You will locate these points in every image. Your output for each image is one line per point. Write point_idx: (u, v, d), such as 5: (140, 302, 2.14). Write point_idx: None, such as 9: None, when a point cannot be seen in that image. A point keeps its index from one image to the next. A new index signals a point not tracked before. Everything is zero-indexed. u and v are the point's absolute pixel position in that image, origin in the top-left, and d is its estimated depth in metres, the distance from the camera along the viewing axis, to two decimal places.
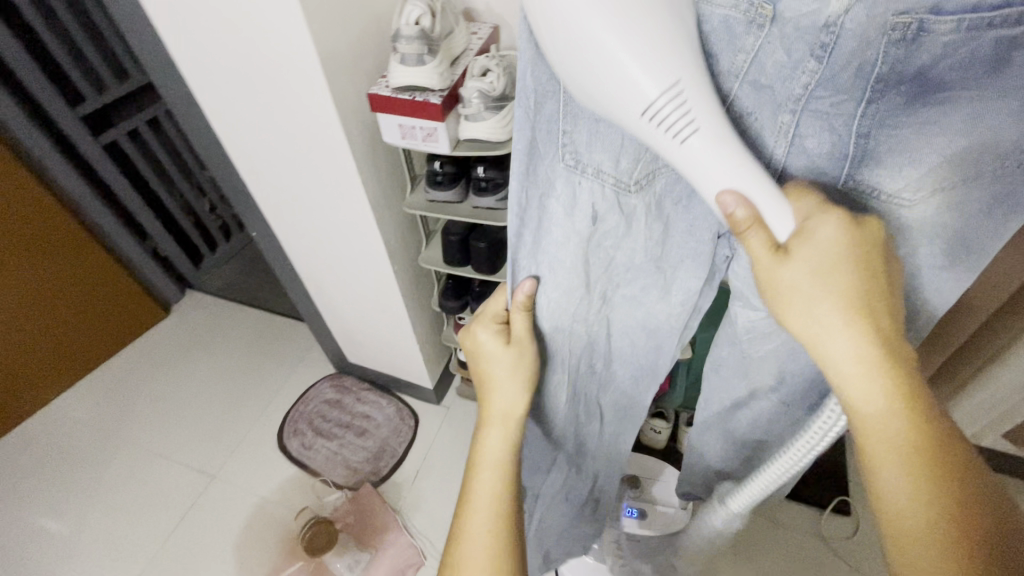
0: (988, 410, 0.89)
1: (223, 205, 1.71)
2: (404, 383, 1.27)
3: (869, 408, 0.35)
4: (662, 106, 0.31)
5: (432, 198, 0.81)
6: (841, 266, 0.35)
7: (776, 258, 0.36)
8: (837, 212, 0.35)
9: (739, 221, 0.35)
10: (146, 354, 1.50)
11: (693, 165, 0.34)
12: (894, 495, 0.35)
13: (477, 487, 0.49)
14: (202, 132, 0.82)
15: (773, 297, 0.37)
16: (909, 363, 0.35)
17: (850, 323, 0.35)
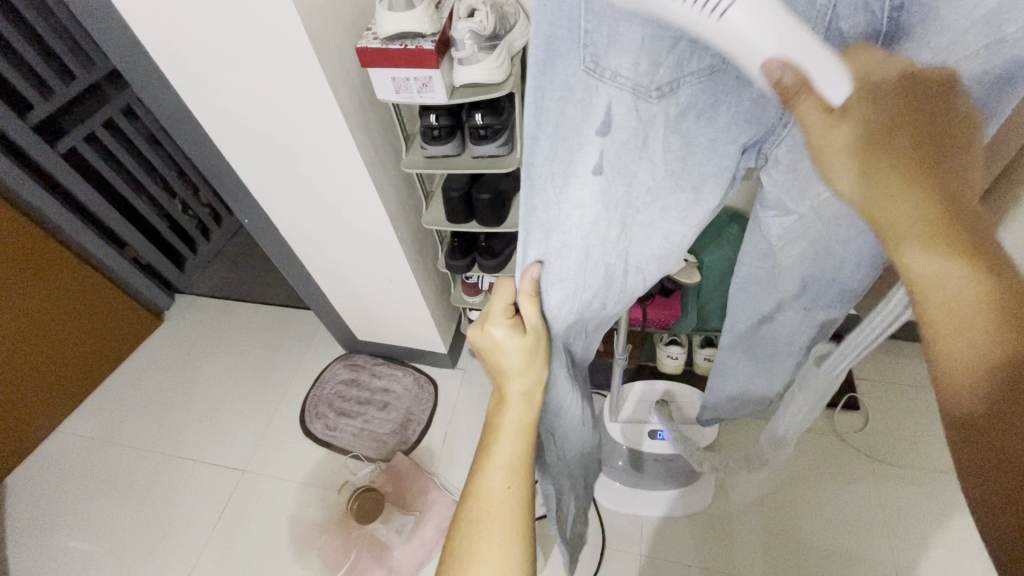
0: None
1: (197, 203, 1.67)
2: (418, 351, 1.29)
3: (942, 265, 0.33)
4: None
5: (430, 154, 0.79)
6: (896, 126, 0.33)
7: (827, 118, 0.33)
8: (889, 78, 0.33)
9: (785, 85, 0.31)
10: (154, 363, 1.49)
11: (733, 44, 0.29)
12: (965, 348, 0.33)
13: (495, 461, 0.52)
14: (180, 121, 0.79)
15: (823, 159, 0.35)
16: (977, 207, 0.33)
17: (913, 176, 0.33)
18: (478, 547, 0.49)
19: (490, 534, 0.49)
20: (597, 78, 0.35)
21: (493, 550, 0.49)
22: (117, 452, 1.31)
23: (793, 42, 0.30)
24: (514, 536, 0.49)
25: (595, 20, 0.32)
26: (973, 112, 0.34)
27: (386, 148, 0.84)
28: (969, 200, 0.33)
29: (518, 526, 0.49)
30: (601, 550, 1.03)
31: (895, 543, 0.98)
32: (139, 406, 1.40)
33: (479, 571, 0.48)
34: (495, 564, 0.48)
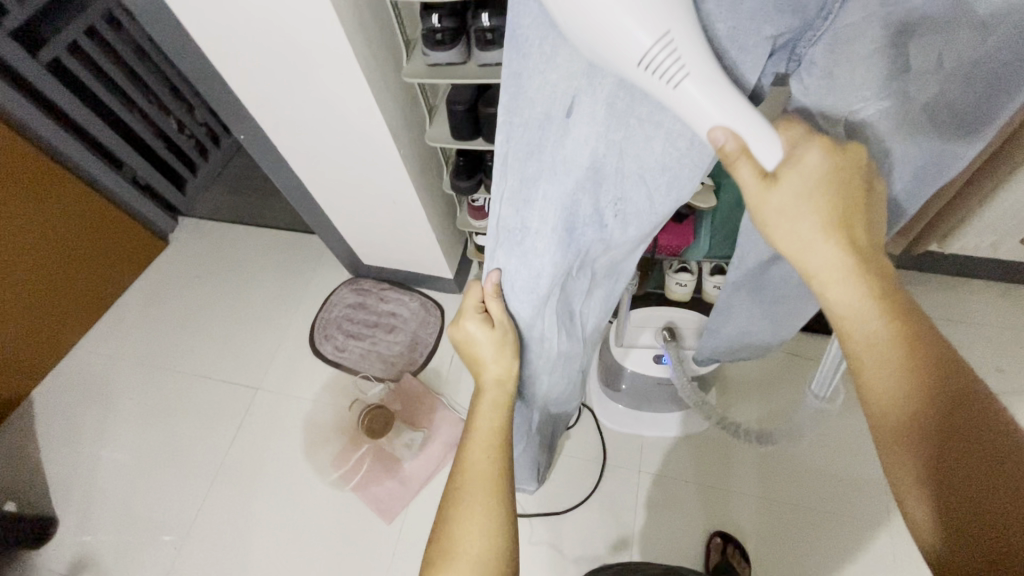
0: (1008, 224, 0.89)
1: (193, 122, 1.60)
2: (424, 276, 1.28)
3: (855, 315, 0.38)
4: (657, 54, 0.31)
5: (432, 62, 0.73)
6: (823, 190, 0.37)
7: (764, 184, 0.37)
8: (821, 140, 0.37)
9: (728, 152, 0.36)
10: (161, 287, 1.50)
11: (688, 107, 0.34)
12: (885, 391, 0.37)
13: (475, 429, 0.55)
14: (164, 25, 0.73)
15: (756, 218, 0.39)
16: (881, 277, 0.39)
17: (828, 231, 0.38)
18: (465, 500, 0.49)
19: (473, 498, 0.49)
20: None
21: (478, 506, 0.49)
22: (136, 370, 1.35)
23: (734, 110, 0.34)
24: (496, 489, 0.50)
25: None
26: (881, 197, 0.41)
27: (385, 56, 0.78)
28: (881, 260, 0.39)
29: (498, 482, 0.50)
30: (601, 466, 1.08)
31: None
32: (151, 326, 1.42)
33: (464, 522, 0.48)
34: (479, 513, 0.48)
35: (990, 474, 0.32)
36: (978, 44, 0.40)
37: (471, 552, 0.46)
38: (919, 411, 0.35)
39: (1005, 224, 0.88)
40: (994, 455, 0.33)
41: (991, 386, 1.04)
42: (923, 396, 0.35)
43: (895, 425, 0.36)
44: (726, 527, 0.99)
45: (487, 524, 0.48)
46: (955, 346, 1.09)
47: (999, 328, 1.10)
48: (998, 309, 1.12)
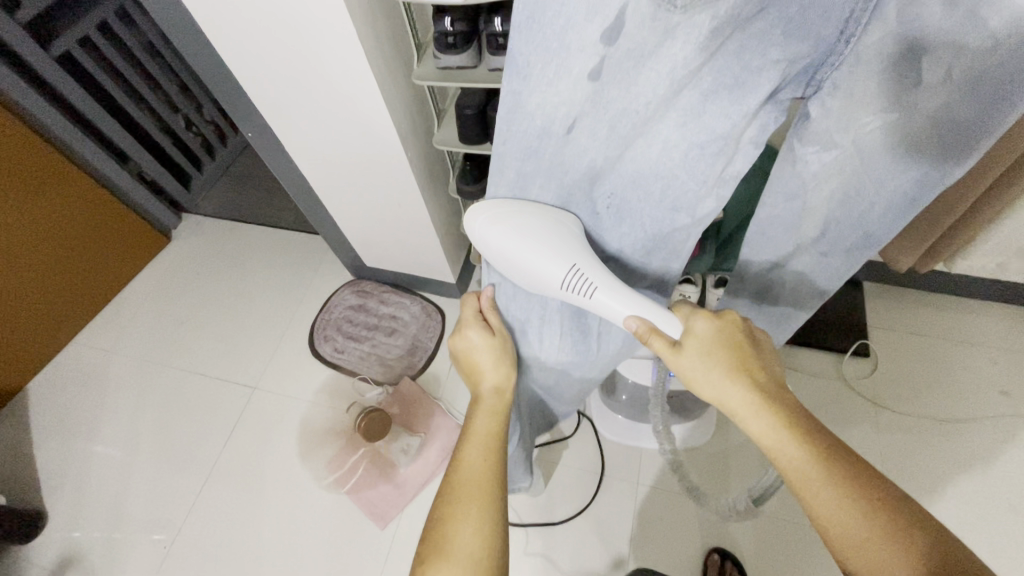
0: (1010, 245, 0.89)
1: (201, 118, 1.60)
2: (426, 280, 1.27)
3: (781, 449, 0.44)
4: (569, 278, 0.48)
5: (444, 65, 0.73)
6: (718, 348, 0.47)
7: (673, 351, 0.48)
8: (702, 312, 0.49)
9: (642, 333, 0.48)
10: (162, 283, 1.49)
11: (600, 309, 0.50)
12: (832, 516, 0.41)
13: (471, 434, 0.56)
14: (176, 20, 0.73)
15: (683, 377, 0.49)
16: (790, 407, 0.45)
17: (733, 376, 0.46)
18: (459, 500, 0.49)
19: (466, 502, 0.49)
20: None
21: (470, 510, 0.48)
22: (133, 366, 1.34)
23: (638, 305, 0.49)
24: (488, 488, 0.49)
25: None
26: (766, 341, 0.51)
27: (396, 57, 0.78)
28: (789, 397, 0.46)
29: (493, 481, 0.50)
30: (598, 478, 1.06)
31: None
32: (149, 322, 1.42)
33: (458, 523, 0.47)
34: (476, 511, 0.48)
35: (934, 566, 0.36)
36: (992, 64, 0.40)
37: (462, 552, 0.45)
38: (871, 534, 0.39)
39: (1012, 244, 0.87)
40: (928, 553, 0.37)
41: (992, 407, 1.03)
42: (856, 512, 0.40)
43: (845, 540, 0.40)
44: (723, 542, 0.98)
45: (483, 523, 0.47)
46: (957, 366, 1.08)
47: (1000, 349, 1.09)
48: (1001, 330, 1.11)
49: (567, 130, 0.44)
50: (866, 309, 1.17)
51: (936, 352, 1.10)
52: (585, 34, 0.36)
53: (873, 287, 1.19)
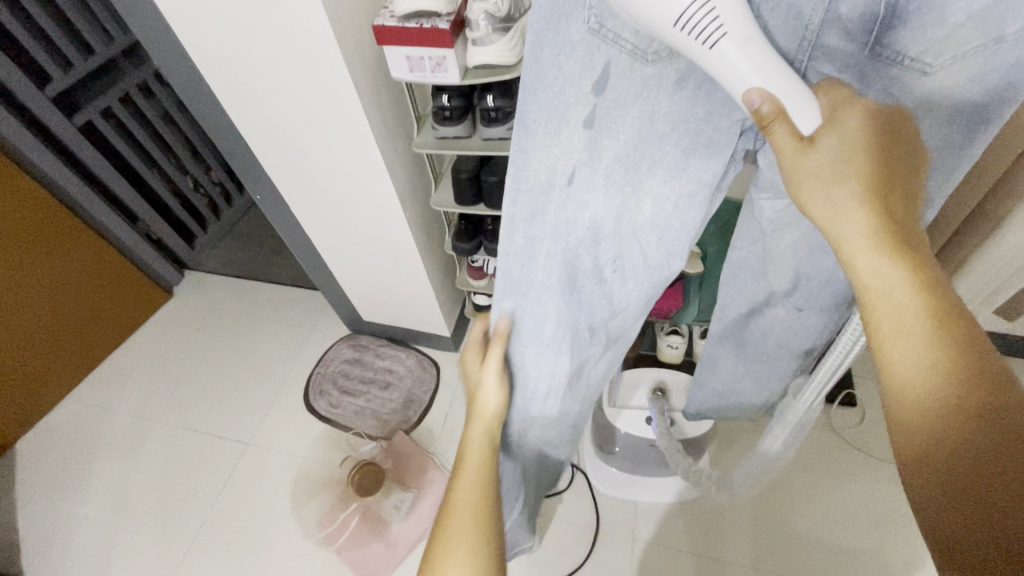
0: (975, 297, 0.93)
1: (209, 181, 1.69)
2: (421, 334, 1.30)
3: (897, 294, 0.36)
4: (698, 13, 0.34)
5: (442, 135, 0.81)
6: (858, 157, 0.37)
7: (801, 147, 0.38)
8: (862, 104, 0.38)
9: (765, 115, 0.38)
10: (161, 339, 1.51)
11: (725, 71, 0.36)
12: (917, 371, 0.35)
13: (471, 449, 0.56)
14: (199, 96, 0.81)
15: (794, 187, 0.39)
16: (922, 258, 0.37)
17: (862, 201, 0.37)
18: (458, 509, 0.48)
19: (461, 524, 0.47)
20: (599, 37, 0.41)
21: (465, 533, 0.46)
22: (125, 423, 1.33)
23: (775, 78, 0.37)
24: (483, 510, 0.48)
25: None
26: (920, 168, 0.40)
27: (396, 127, 0.85)
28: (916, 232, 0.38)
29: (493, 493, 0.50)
30: (594, 535, 1.05)
31: (885, 538, 0.99)
32: (145, 377, 1.43)
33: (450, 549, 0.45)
34: (477, 518, 0.47)
35: (977, 431, 0.32)
36: (919, 132, 0.45)
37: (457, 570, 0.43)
38: (955, 406, 0.33)
39: (978, 295, 0.92)
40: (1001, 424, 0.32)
41: None
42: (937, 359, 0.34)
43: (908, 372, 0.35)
44: None
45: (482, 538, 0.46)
46: None
47: None
48: None
49: (570, 182, 0.50)
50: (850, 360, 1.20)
51: None
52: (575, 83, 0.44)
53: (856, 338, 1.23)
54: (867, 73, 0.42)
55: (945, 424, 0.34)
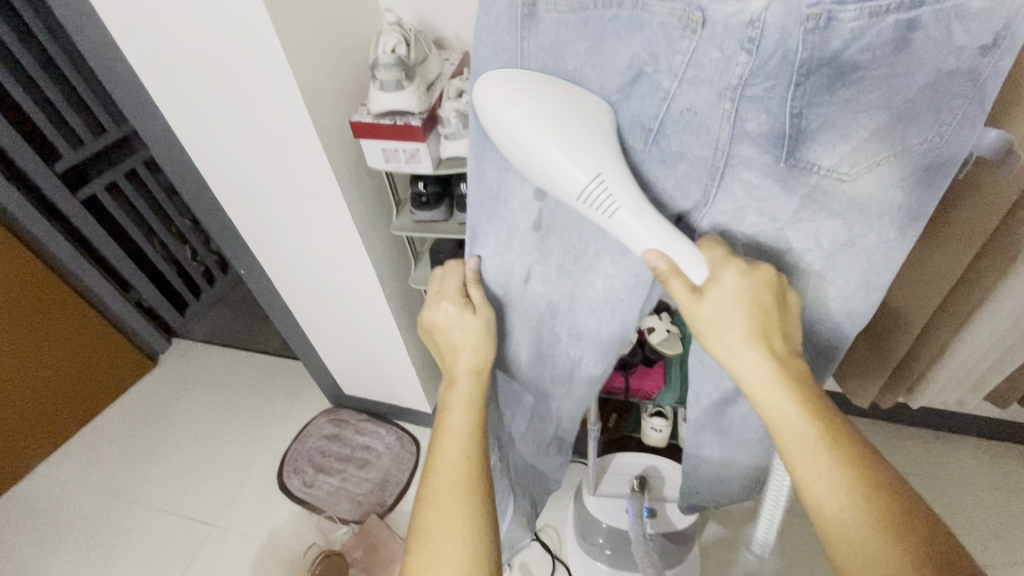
0: (963, 383, 0.90)
1: (207, 250, 1.72)
2: (402, 410, 1.27)
3: (791, 421, 0.40)
4: (595, 188, 0.42)
5: (419, 219, 0.83)
6: (742, 307, 0.43)
7: (693, 297, 0.43)
8: (735, 262, 0.44)
9: (662, 271, 0.43)
10: (140, 408, 1.48)
11: (625, 235, 0.44)
12: (831, 497, 0.38)
13: (448, 424, 0.53)
14: (189, 179, 0.85)
15: (696, 331, 0.44)
16: (806, 386, 0.42)
17: (753, 345, 0.42)
18: (439, 505, 0.47)
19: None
20: None
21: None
22: (90, 499, 1.28)
23: (664, 238, 0.43)
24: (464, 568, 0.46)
25: None
26: (796, 303, 0.46)
27: (376, 208, 0.88)
28: (795, 364, 0.43)
29: (481, 509, 0.48)
30: None
31: None
32: (119, 450, 1.39)
33: None
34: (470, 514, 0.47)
35: (894, 549, 0.36)
36: (851, 227, 0.48)
37: None
38: (870, 525, 0.37)
39: (964, 381, 0.90)
40: (913, 541, 0.36)
41: (990, 557, 0.96)
42: (841, 480, 0.38)
43: (820, 496, 0.39)
44: None
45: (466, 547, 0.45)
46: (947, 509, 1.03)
47: (988, 490, 1.04)
48: (987, 468, 1.07)
49: (524, 278, 0.60)
50: None
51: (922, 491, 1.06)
52: (522, 193, 0.54)
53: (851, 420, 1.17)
54: (789, 178, 0.46)
55: (877, 552, 0.36)
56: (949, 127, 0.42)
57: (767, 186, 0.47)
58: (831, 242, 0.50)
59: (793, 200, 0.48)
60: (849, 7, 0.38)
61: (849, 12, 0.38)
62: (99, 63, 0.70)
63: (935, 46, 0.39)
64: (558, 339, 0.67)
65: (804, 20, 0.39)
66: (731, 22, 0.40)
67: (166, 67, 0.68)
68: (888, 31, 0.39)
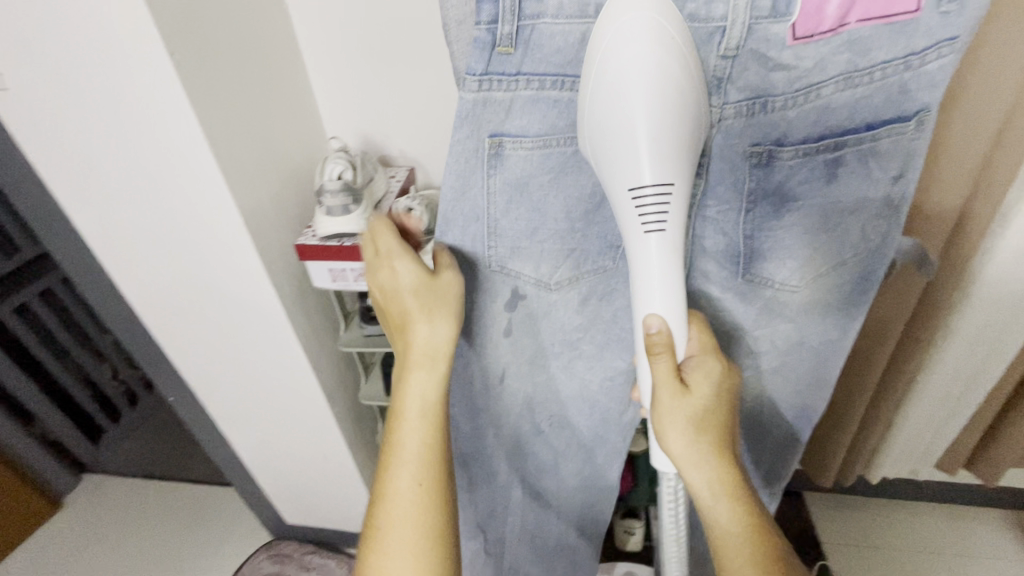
0: (911, 453, 0.93)
1: (128, 367, 1.57)
2: (354, 535, 1.15)
3: (720, 505, 0.45)
4: (650, 197, 0.40)
5: (369, 333, 0.81)
6: (706, 411, 0.45)
7: (673, 381, 0.45)
8: (715, 361, 0.47)
9: (655, 342, 0.44)
10: (33, 566, 1.26)
11: (643, 256, 0.42)
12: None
13: (402, 450, 0.49)
14: (114, 308, 0.79)
15: (654, 414, 0.46)
16: (739, 476, 0.46)
17: (701, 439, 0.45)
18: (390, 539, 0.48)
19: None
20: (504, 273, 0.52)
21: None
22: None
23: (669, 306, 0.43)
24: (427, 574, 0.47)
25: (496, 240, 0.50)
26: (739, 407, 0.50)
27: (324, 324, 0.85)
28: (737, 444, 0.48)
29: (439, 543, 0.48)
30: None
31: None
32: None
33: None
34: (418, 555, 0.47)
35: None
36: (801, 330, 0.54)
37: None
38: None
39: (914, 452, 0.93)
40: None
41: None
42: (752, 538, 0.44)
43: (733, 554, 0.44)
44: None
45: None
46: None
47: (957, 559, 1.05)
48: (948, 534, 1.09)
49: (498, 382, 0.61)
50: (815, 523, 1.12)
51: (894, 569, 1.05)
52: (494, 309, 0.55)
53: (817, 497, 1.16)
54: (746, 290, 0.52)
55: None
56: (876, 245, 0.48)
57: (728, 297, 0.53)
58: (785, 343, 0.56)
59: (751, 309, 0.54)
60: (789, 146, 0.44)
61: (786, 153, 0.44)
62: (19, 197, 0.66)
63: (860, 179, 0.45)
64: (531, 434, 0.67)
65: (747, 155, 0.45)
66: None
67: (97, 195, 0.66)
68: (819, 167, 0.45)
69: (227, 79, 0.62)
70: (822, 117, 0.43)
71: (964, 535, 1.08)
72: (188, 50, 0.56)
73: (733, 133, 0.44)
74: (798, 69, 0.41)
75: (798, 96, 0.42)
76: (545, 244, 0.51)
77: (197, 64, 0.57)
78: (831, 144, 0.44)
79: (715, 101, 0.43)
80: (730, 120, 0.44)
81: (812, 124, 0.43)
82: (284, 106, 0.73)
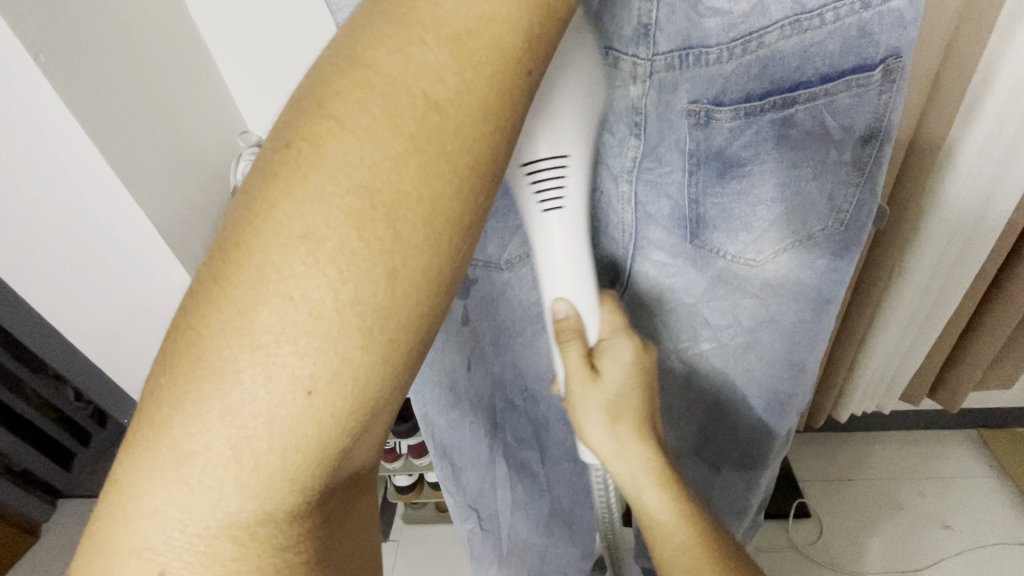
0: (877, 388, 0.95)
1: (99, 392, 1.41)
2: None
3: (645, 496, 0.43)
4: (546, 177, 0.35)
5: None
6: (623, 398, 0.43)
7: (587, 373, 0.42)
8: (629, 340, 0.43)
9: (563, 329, 0.41)
10: None
11: (550, 237, 0.38)
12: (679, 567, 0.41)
13: (231, 337, 0.22)
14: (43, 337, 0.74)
15: (572, 409, 0.44)
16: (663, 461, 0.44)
17: (614, 427, 0.43)
18: (131, 551, 0.23)
19: None
20: None
21: None
22: None
23: (578, 295, 0.40)
24: None
25: None
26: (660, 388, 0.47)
27: None
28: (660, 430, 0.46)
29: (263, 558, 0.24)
30: None
31: None
32: None
33: None
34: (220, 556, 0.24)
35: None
36: (767, 304, 0.49)
37: None
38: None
39: (878, 387, 0.95)
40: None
41: (945, 549, 1.00)
42: (687, 536, 0.41)
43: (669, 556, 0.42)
44: None
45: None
46: (893, 506, 1.07)
47: (927, 480, 1.09)
48: (917, 458, 1.13)
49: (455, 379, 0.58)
50: (790, 462, 1.15)
51: (867, 492, 1.09)
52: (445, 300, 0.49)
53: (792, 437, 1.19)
54: (697, 257, 0.47)
55: None
56: (851, 216, 0.43)
57: (678, 264, 0.48)
58: (751, 319, 0.51)
59: (702, 281, 0.49)
60: (727, 106, 0.37)
61: (725, 113, 0.38)
62: None
63: (818, 143, 0.39)
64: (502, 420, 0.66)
65: (682, 115, 0.38)
66: (617, 106, 0.38)
67: None
68: (765, 127, 0.38)
69: (112, 75, 0.55)
70: (767, 70, 0.36)
71: (934, 457, 1.12)
72: (58, 51, 0.49)
73: (667, 89, 0.37)
74: (732, 14, 0.34)
75: (733, 48, 0.35)
76: (489, 223, 0.44)
77: (68, 62, 0.50)
78: (777, 101, 0.37)
79: (641, 52, 0.35)
80: (662, 75, 0.36)
81: (753, 79, 0.36)
82: (188, 91, 0.67)
